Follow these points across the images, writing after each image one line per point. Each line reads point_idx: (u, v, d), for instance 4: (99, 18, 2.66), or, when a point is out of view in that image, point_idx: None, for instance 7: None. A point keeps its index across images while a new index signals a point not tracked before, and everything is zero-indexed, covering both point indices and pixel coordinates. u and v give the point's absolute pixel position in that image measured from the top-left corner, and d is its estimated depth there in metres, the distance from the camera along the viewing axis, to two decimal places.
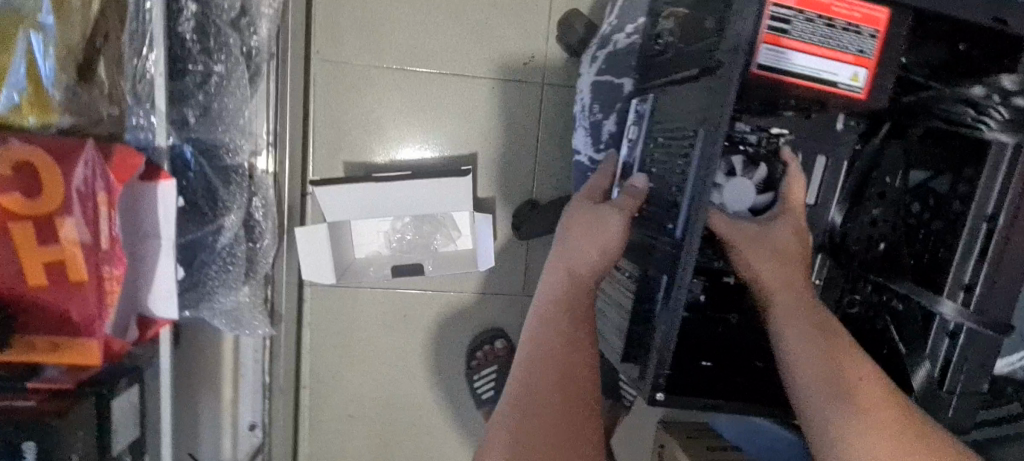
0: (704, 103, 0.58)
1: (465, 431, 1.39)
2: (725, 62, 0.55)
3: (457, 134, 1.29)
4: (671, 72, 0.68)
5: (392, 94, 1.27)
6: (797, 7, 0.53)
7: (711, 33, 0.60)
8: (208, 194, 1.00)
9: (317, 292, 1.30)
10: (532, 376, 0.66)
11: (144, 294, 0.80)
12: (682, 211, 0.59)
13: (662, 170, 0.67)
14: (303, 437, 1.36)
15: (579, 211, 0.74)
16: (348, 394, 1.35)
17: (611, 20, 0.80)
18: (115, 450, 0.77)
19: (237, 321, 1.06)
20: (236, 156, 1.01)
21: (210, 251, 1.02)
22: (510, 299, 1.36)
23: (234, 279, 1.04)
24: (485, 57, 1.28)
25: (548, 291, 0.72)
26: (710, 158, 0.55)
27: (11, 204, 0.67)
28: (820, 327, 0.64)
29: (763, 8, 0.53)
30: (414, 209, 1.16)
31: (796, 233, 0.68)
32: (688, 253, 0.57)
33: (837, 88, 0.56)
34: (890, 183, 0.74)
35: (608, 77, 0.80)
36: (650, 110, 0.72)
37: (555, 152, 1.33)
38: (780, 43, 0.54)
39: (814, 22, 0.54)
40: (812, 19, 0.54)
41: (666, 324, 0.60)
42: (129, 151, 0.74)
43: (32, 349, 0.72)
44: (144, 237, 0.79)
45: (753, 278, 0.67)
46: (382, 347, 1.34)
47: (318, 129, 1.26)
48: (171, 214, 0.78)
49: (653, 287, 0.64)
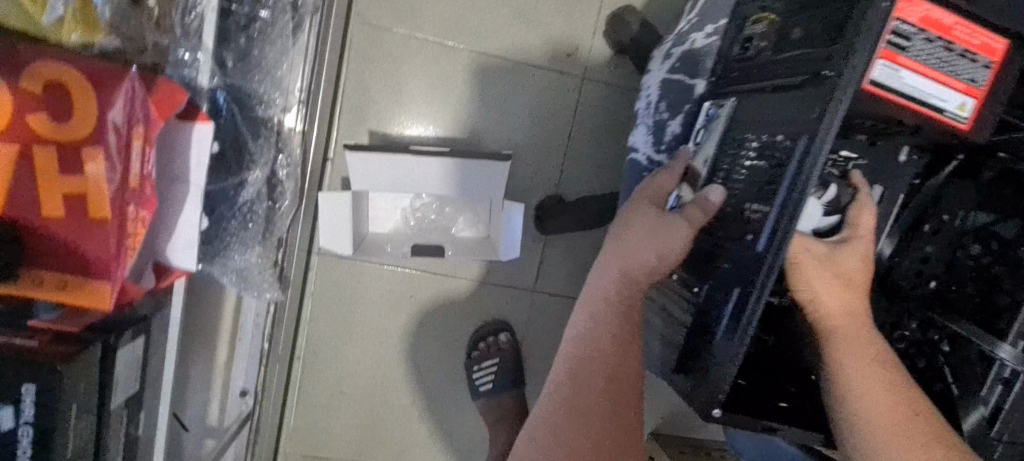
0: (803, 114, 0.55)
1: (457, 423, 1.35)
2: (838, 72, 0.52)
3: (491, 117, 1.25)
4: (760, 79, 0.66)
5: (428, 67, 1.22)
6: (920, 25, 0.51)
7: (818, 40, 0.57)
8: (233, 144, 0.92)
9: (324, 261, 1.25)
10: (574, 373, 0.65)
11: (163, 241, 0.75)
12: (767, 224, 0.57)
13: (741, 179, 0.64)
14: (289, 411, 1.30)
15: (640, 211, 0.71)
16: (341, 371, 1.30)
17: (692, 19, 0.78)
18: (113, 403, 0.72)
19: (245, 279, 0.99)
20: (268, 108, 0.95)
21: (231, 205, 0.93)
22: (519, 293, 1.32)
23: (251, 238, 0.96)
24: (530, 43, 1.23)
25: (598, 289, 0.70)
26: (809, 174, 0.53)
27: (35, 124, 0.61)
28: (878, 356, 0.61)
29: (888, 21, 0.50)
30: (445, 188, 1.12)
31: (862, 259, 0.65)
32: (774, 269, 0.55)
33: (943, 115, 0.55)
34: (948, 222, 0.75)
35: (680, 76, 0.78)
36: (727, 115, 0.69)
37: (588, 149, 1.28)
38: (896, 61, 0.52)
39: (933, 44, 0.52)
40: (932, 40, 0.52)
41: (736, 339, 0.58)
42: (173, 86, 0.70)
43: (38, 284, 0.65)
44: (170, 180, 0.74)
45: (812, 300, 0.63)
46: (384, 327, 1.29)
47: (347, 92, 1.21)
48: (203, 158, 0.73)
49: (719, 299, 0.62)
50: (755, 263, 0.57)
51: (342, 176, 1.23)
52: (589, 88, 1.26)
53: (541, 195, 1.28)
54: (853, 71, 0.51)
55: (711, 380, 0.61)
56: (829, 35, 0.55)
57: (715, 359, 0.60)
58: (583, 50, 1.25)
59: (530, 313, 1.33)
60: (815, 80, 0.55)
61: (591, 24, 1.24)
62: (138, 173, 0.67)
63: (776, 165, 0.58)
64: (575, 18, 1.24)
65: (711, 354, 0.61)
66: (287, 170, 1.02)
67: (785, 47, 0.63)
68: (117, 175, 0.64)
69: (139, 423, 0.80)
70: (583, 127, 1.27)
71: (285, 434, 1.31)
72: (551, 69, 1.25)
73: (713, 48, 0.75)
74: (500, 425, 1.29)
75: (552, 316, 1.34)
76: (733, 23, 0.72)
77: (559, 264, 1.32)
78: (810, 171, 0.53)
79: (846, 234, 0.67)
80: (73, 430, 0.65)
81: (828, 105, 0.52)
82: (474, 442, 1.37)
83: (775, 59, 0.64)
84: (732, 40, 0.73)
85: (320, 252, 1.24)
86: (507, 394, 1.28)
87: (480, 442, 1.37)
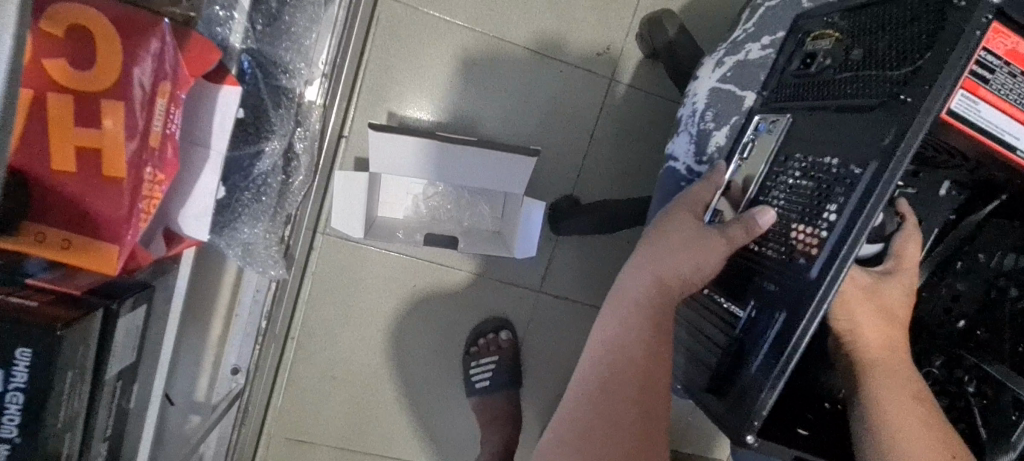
0: (872, 138, 0.54)
1: (448, 419, 1.31)
2: (917, 99, 0.51)
3: (515, 110, 1.21)
4: (818, 96, 0.64)
5: (455, 52, 1.18)
6: (1004, 59, 0.50)
7: (893, 63, 0.55)
8: (256, 112, 0.85)
9: (328, 241, 1.21)
10: (600, 380, 0.64)
11: (177, 210, 0.72)
12: (824, 249, 0.55)
13: (791, 198, 0.62)
14: (278, 392, 1.24)
15: (679, 220, 0.69)
16: (333, 355, 1.25)
17: (748, 28, 0.78)
18: (108, 373, 0.67)
19: (250, 253, 0.92)
20: (292, 79, 0.90)
21: (245, 175, 0.87)
22: (524, 291, 1.28)
23: (262, 212, 0.91)
24: (562, 38, 1.20)
25: (629, 296, 0.68)
26: (876, 200, 0.52)
27: (53, 70, 0.56)
28: (916, 394, 0.59)
29: (976, 51, 0.49)
30: (471, 179, 1.09)
31: (906, 291, 0.64)
32: (829, 295, 0.54)
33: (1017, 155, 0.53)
34: (981, 261, 0.74)
35: (730, 86, 0.77)
36: (783, 131, 0.66)
37: (610, 152, 1.25)
38: (976, 93, 0.51)
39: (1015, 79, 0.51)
40: (1015, 75, 0.51)
41: (780, 366, 0.56)
42: (208, 43, 0.66)
43: (39, 242, 0.60)
44: (192, 144, 0.71)
45: (851, 331, 0.62)
46: (383, 314, 1.25)
47: (369, 70, 1.16)
48: (228, 124, 0.70)
49: (762, 321, 0.60)
50: (808, 287, 0.55)
51: (355, 156, 1.19)
52: (617, 90, 1.23)
53: (557, 194, 1.24)
54: (933, 99, 0.50)
55: (746, 403, 0.59)
56: (907, 60, 0.54)
57: (751, 381, 0.59)
58: (614, 51, 1.22)
59: (533, 313, 1.29)
60: (887, 104, 0.53)
61: (624, 25, 1.22)
62: (159, 131, 0.62)
63: (838, 188, 0.56)
64: (610, 17, 1.21)
65: (747, 376, 0.60)
66: (304, 143, 0.99)
67: (850, 67, 0.61)
68: (137, 133, 0.59)
69: (132, 395, 0.75)
70: (608, 128, 1.24)
71: (270, 415, 1.25)
72: (581, 67, 1.22)
73: (768, 60, 0.74)
74: (493, 424, 1.26)
75: (556, 318, 1.30)
76: (792, 37, 0.71)
77: (568, 266, 1.28)
78: (877, 198, 0.52)
79: (889, 265, 0.65)
80: (65, 399, 0.60)
81: (904, 131, 0.51)
82: (463, 440, 1.32)
83: (841, 78, 0.62)
84: (789, 52, 0.71)
85: (326, 232, 1.20)
86: (502, 391, 1.25)
87: (470, 440, 1.32)
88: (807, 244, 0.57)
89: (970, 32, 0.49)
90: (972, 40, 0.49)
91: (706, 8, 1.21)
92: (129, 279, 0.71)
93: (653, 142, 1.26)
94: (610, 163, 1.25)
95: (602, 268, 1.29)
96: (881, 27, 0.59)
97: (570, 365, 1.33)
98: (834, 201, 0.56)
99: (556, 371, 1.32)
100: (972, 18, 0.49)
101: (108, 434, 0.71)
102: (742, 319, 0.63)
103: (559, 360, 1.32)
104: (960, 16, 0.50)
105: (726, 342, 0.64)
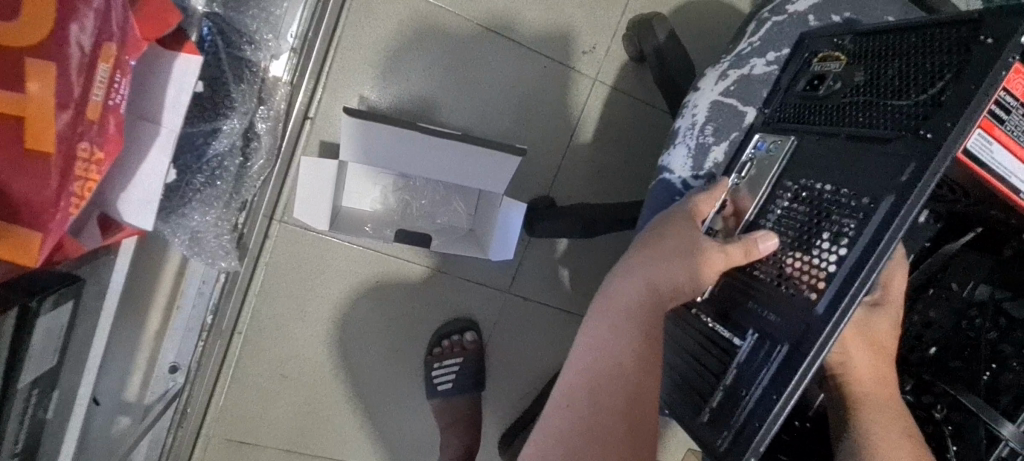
0: (886, 173, 0.55)
1: (405, 422, 1.23)
2: (939, 134, 0.52)
3: (495, 103, 1.15)
4: (829, 122, 0.64)
5: (436, 38, 1.11)
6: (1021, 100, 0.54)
7: (912, 94, 0.57)
8: (214, 86, 0.75)
9: (285, 231, 1.11)
10: (588, 390, 0.57)
11: (116, 193, 0.63)
12: (832, 284, 0.54)
13: (794, 224, 0.61)
14: (219, 390, 1.13)
15: (678, 226, 0.62)
16: (284, 351, 1.15)
17: (752, 42, 0.77)
18: (21, 380, 0.57)
19: (198, 243, 0.82)
20: (258, 52, 0.80)
21: (197, 155, 0.76)
22: (492, 292, 1.22)
23: (216, 197, 0.81)
24: (548, 33, 1.15)
25: (619, 300, 0.60)
26: (890, 237, 0.52)
27: None
28: (906, 431, 0.59)
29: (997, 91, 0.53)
30: (450, 172, 1.03)
31: (894, 323, 0.64)
32: (837, 332, 0.53)
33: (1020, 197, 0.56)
34: (954, 290, 0.75)
35: (733, 100, 0.76)
36: (787, 153, 0.66)
37: (591, 154, 1.20)
38: (992, 132, 0.54)
39: None
40: None
41: (781, 399, 0.54)
42: (165, 3, 0.59)
43: None
44: (139, 120, 0.62)
45: (842, 362, 0.62)
46: (342, 310, 1.16)
47: (342, 49, 1.07)
48: (183, 100, 0.61)
49: (762, 351, 0.58)
50: (815, 323, 0.54)
51: (320, 139, 1.09)
52: (600, 92, 1.19)
53: (533, 192, 1.18)
54: (956, 135, 0.51)
55: (745, 436, 0.57)
56: (926, 94, 0.56)
57: (751, 412, 0.57)
58: (600, 51, 1.18)
59: (499, 314, 1.24)
60: (906, 138, 0.55)
61: (612, 25, 1.18)
62: (99, 101, 0.53)
63: (844, 219, 0.56)
64: (597, 16, 1.17)
65: (746, 409, 0.58)
66: (266, 123, 0.89)
67: (862, 93, 0.63)
68: (72, 102, 0.51)
69: (51, 403, 0.65)
70: (589, 128, 1.20)
71: (210, 415, 1.13)
72: (566, 64, 1.17)
73: (771, 76, 0.75)
74: (452, 429, 1.19)
75: (522, 320, 1.25)
76: (797, 58, 0.73)
77: (539, 268, 1.23)
78: (892, 235, 0.52)
79: (876, 296, 0.65)
80: None
81: (924, 166, 0.52)
82: (420, 445, 1.24)
83: (853, 105, 0.63)
84: (795, 71, 0.72)
85: (284, 220, 1.11)
86: (465, 394, 1.19)
87: (428, 444, 1.25)
88: (812, 277, 0.56)
89: (994, 71, 0.50)
90: (998, 79, 0.50)
91: (692, 17, 1.19)
92: (48, 272, 0.62)
93: (633, 146, 1.23)
94: (590, 165, 1.21)
95: (573, 271, 1.25)
96: (898, 56, 0.61)
97: (535, 370, 1.27)
98: (842, 233, 0.55)
99: (521, 374, 1.27)
100: (999, 57, 0.50)
101: (18, 450, 0.60)
102: (742, 348, 0.61)
103: (522, 364, 1.26)
104: (987, 53, 0.52)
105: (721, 371, 0.62)
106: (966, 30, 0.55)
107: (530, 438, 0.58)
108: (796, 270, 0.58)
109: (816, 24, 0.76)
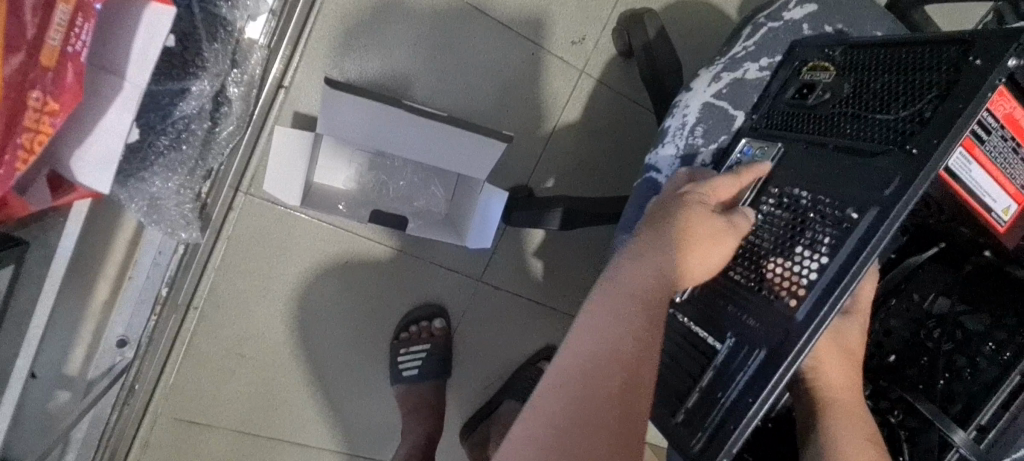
0: (871, 185, 0.57)
1: (366, 407, 1.19)
2: (924, 151, 0.55)
3: (480, 86, 1.12)
4: (815, 129, 0.66)
5: (423, 13, 1.07)
6: (1001, 122, 0.60)
7: (897, 109, 0.60)
8: (185, 42, 0.68)
9: (251, 203, 1.06)
10: (583, 372, 0.55)
11: (69, 149, 0.58)
12: (813, 292, 0.56)
13: (775, 230, 0.62)
14: (171, 366, 1.07)
15: (700, 210, 0.60)
16: (244, 328, 1.09)
17: (747, 46, 0.79)
18: None
19: (156, 210, 0.76)
20: (234, 11, 0.73)
21: (163, 116, 0.71)
22: (462, 279, 1.20)
23: (180, 162, 0.75)
24: (539, 20, 1.13)
25: (628, 281, 0.58)
26: (874, 247, 0.54)
27: None
28: (871, 436, 0.61)
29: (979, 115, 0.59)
30: (437, 153, 0.99)
31: (863, 330, 0.68)
32: (815, 337, 0.55)
33: (991, 215, 0.63)
34: (915, 301, 0.78)
35: (724, 102, 0.77)
36: (774, 158, 0.67)
37: (573, 146, 1.19)
38: (973, 151, 0.60)
39: (1004, 142, 0.61)
40: (1005, 138, 0.61)
41: (758, 399, 0.57)
42: None
43: None
44: (101, 72, 0.57)
45: (815, 369, 0.65)
46: (308, 289, 1.12)
47: (322, 17, 1.02)
48: (151, 49, 0.56)
49: (741, 356, 0.61)
50: (794, 329, 0.56)
51: (294, 110, 1.04)
52: (586, 85, 1.18)
53: (514, 181, 1.16)
54: (940, 152, 0.54)
55: (721, 435, 0.60)
56: (910, 109, 0.59)
57: (722, 411, 0.61)
58: (589, 42, 1.17)
59: (470, 302, 1.21)
60: (894, 152, 0.57)
61: (602, 17, 1.17)
62: (55, 45, 0.49)
63: (829, 228, 0.58)
64: (588, 9, 1.16)
65: (721, 411, 0.61)
66: (239, 88, 0.82)
67: (847, 106, 0.65)
68: (23, 44, 0.47)
69: None
70: (572, 122, 1.18)
71: (158, 392, 1.07)
72: (554, 53, 1.15)
73: (763, 82, 0.77)
74: (414, 417, 1.16)
75: (493, 308, 1.23)
76: (788, 65, 0.74)
77: (512, 258, 1.22)
78: (875, 247, 0.54)
79: (848, 305, 0.68)
80: None
81: (908, 181, 0.54)
82: (379, 432, 1.21)
83: (839, 115, 0.65)
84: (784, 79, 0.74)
85: (250, 193, 1.05)
86: (430, 381, 1.17)
87: (387, 430, 1.21)
88: (793, 284, 0.58)
89: (982, 93, 0.54)
90: (984, 100, 0.54)
91: (682, 17, 1.19)
92: None
93: (615, 141, 1.22)
94: (571, 157, 1.19)
95: (546, 263, 1.24)
96: (884, 72, 0.64)
97: (501, 360, 1.26)
98: (823, 241, 0.58)
99: (487, 364, 1.25)
100: (987, 80, 0.54)
101: None
102: (721, 351, 0.63)
103: (489, 353, 1.25)
104: (976, 74, 0.55)
105: (698, 373, 0.65)
106: (957, 51, 0.58)
107: (516, 418, 0.55)
108: (775, 275, 0.60)
109: (810, 33, 0.78)
